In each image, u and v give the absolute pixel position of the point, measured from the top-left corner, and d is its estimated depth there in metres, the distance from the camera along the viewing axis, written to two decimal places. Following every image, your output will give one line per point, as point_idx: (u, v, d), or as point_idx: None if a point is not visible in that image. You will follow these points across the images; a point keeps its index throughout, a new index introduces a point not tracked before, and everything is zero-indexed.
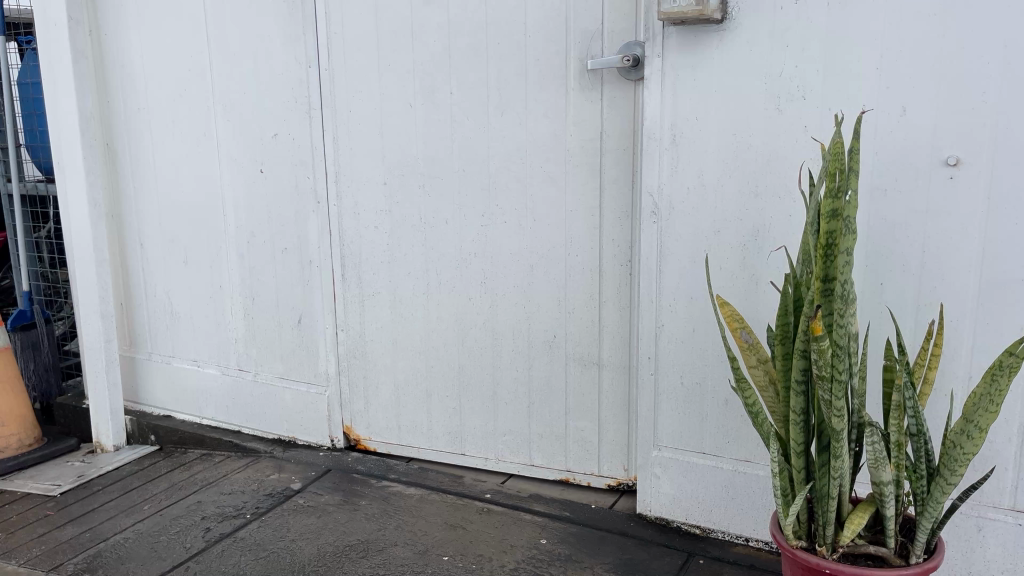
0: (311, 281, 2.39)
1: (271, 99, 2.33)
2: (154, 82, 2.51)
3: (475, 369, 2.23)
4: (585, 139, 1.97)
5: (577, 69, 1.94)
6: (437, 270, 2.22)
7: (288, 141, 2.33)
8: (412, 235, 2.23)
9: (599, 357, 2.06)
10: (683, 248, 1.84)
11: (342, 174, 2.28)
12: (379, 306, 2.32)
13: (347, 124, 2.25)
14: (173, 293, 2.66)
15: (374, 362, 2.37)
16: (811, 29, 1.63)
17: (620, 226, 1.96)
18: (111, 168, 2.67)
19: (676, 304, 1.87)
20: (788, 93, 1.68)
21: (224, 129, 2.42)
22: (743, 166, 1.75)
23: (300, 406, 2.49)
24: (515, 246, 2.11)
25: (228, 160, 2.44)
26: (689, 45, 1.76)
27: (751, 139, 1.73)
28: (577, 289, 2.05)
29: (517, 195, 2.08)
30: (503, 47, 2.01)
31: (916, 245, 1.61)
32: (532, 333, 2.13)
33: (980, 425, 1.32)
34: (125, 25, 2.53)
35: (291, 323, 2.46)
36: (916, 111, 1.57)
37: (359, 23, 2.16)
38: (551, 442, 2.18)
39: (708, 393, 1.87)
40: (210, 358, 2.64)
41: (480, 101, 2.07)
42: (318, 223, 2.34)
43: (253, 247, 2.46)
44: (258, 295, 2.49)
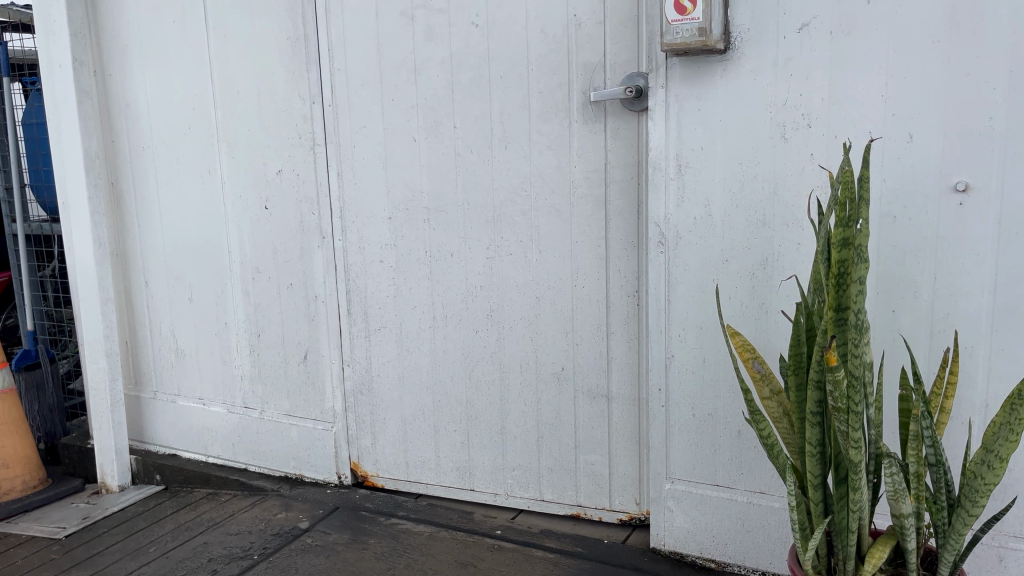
0: (316, 317, 2.38)
1: (274, 136, 2.34)
2: (158, 121, 2.52)
3: (483, 404, 2.21)
4: (589, 170, 1.97)
5: (580, 101, 1.95)
6: (443, 304, 2.21)
7: (292, 177, 2.33)
8: (417, 269, 2.22)
9: (609, 390, 2.04)
10: (692, 278, 1.83)
11: (347, 209, 2.28)
12: (385, 341, 2.30)
13: (351, 160, 2.25)
14: (178, 331, 2.64)
15: (381, 398, 2.34)
16: (815, 57, 1.63)
17: (627, 257, 1.96)
18: (115, 207, 2.67)
19: (685, 335, 1.86)
20: (794, 122, 1.67)
21: (228, 166, 2.43)
22: (750, 195, 1.74)
23: (306, 443, 2.46)
24: (521, 278, 2.10)
25: (232, 197, 2.44)
26: (692, 76, 1.76)
27: (756, 167, 1.72)
28: (585, 321, 2.04)
29: (522, 227, 2.07)
30: (506, 80, 2.02)
31: (929, 272, 1.59)
32: (540, 366, 2.12)
33: (1001, 455, 1.30)
34: (129, 66, 2.54)
35: (297, 360, 2.44)
36: (923, 137, 1.56)
37: (362, 59, 2.17)
38: (561, 476, 2.15)
39: (720, 425, 1.85)
40: (215, 395, 2.62)
41: (484, 134, 2.07)
42: (323, 259, 2.33)
43: (258, 283, 2.45)
44: (263, 332, 2.48)
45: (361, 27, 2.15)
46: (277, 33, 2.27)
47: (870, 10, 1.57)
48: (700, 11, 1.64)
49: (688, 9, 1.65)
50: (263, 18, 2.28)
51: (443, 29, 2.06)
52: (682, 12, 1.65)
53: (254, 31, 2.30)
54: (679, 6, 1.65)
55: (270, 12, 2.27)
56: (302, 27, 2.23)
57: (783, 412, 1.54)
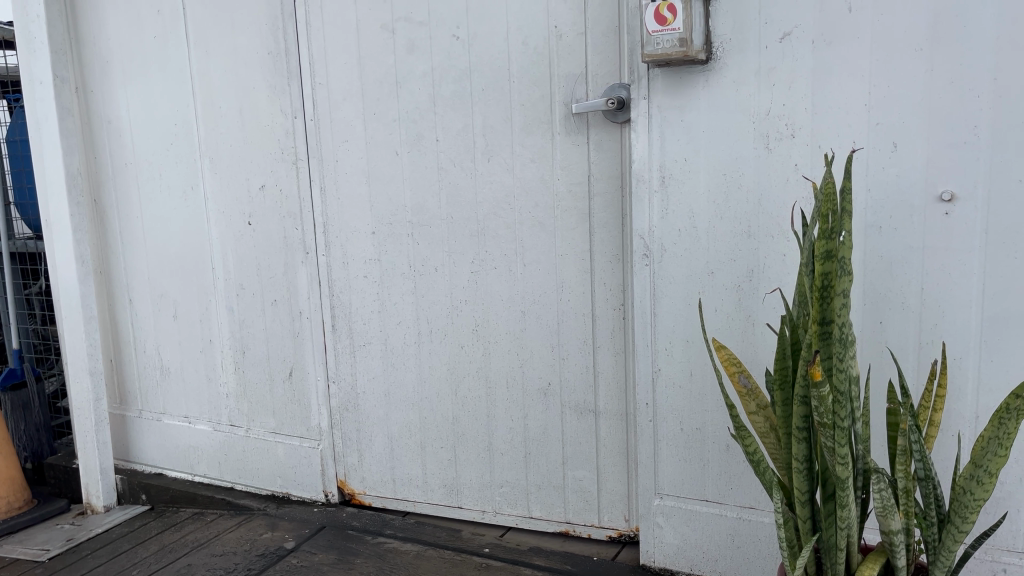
0: (301, 333, 2.35)
1: (256, 151, 2.31)
2: (141, 137, 2.50)
3: (470, 420, 2.18)
4: (573, 183, 1.95)
5: (563, 112, 1.93)
6: (428, 319, 2.18)
7: (275, 193, 2.31)
8: (401, 284, 2.20)
9: (596, 405, 2.01)
10: (677, 290, 1.80)
11: (331, 224, 2.25)
12: (370, 357, 2.28)
13: (334, 174, 2.22)
14: (163, 348, 2.61)
15: (367, 415, 2.31)
16: (797, 67, 1.61)
17: (612, 269, 1.93)
18: (98, 224, 2.64)
19: (671, 349, 1.83)
20: (777, 132, 1.65)
21: (211, 181, 2.40)
22: (734, 207, 1.72)
23: (292, 461, 2.43)
24: (507, 292, 2.07)
25: (215, 213, 2.42)
26: (674, 86, 1.74)
27: (740, 177, 1.70)
28: (571, 335, 2.01)
29: (507, 241, 2.05)
30: (488, 92, 2.00)
31: (915, 283, 1.57)
32: (526, 381, 2.09)
33: (990, 469, 1.27)
34: (111, 82, 2.52)
35: (283, 377, 2.41)
36: (907, 146, 1.54)
37: (343, 73, 2.15)
38: (550, 493, 2.12)
39: (707, 439, 1.82)
40: (201, 414, 2.59)
41: (467, 147, 2.05)
42: (307, 274, 2.30)
43: (243, 300, 2.42)
44: (248, 349, 2.45)
45: (342, 40, 2.13)
46: (258, 47, 2.25)
47: (852, 18, 1.55)
48: (680, 22, 1.62)
49: (668, 20, 1.63)
50: (244, 32, 2.27)
51: (425, 41, 2.04)
52: (662, 23, 1.63)
53: (235, 45, 2.28)
54: (659, 16, 1.63)
55: (251, 27, 2.25)
56: (283, 41, 2.21)
57: (770, 427, 1.51)
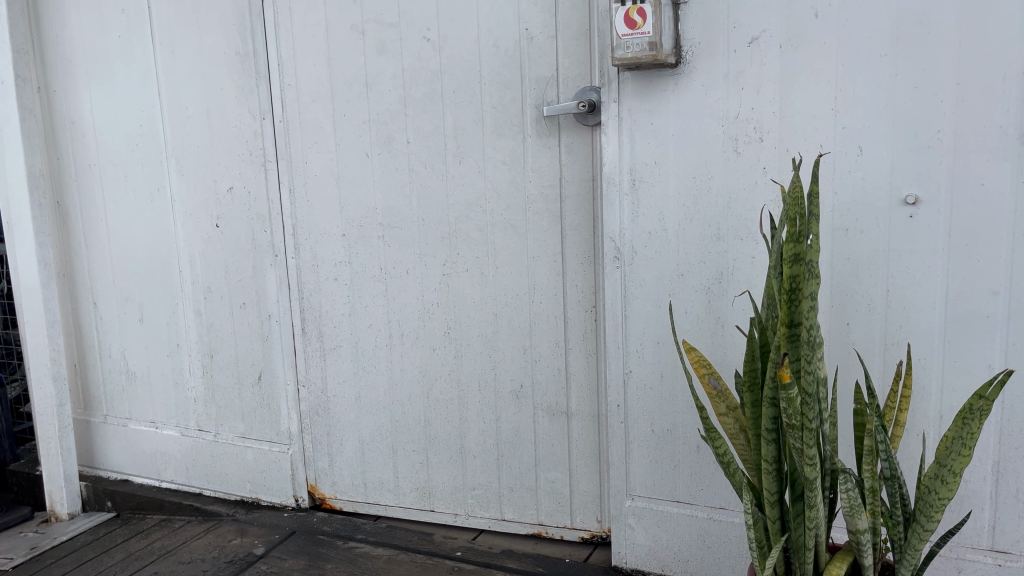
0: (270, 336, 2.33)
1: (224, 152, 2.28)
2: (106, 138, 2.45)
3: (442, 423, 2.17)
4: (544, 185, 1.95)
5: (534, 115, 1.93)
6: (399, 322, 2.17)
7: (243, 195, 2.28)
8: (372, 287, 2.18)
9: (568, 407, 2.02)
10: (648, 293, 1.82)
11: (300, 227, 2.23)
12: (340, 360, 2.26)
13: (303, 176, 2.20)
14: (128, 352, 2.57)
15: (337, 419, 2.29)
16: (765, 70, 1.63)
17: (584, 272, 1.94)
18: (61, 226, 2.59)
19: (643, 351, 1.84)
20: (746, 135, 1.67)
21: (177, 183, 2.37)
22: (704, 209, 1.73)
23: (262, 465, 2.40)
24: (478, 295, 2.07)
25: (182, 215, 2.38)
26: (644, 89, 1.75)
27: (710, 180, 1.72)
28: (543, 337, 2.02)
29: (478, 243, 2.04)
30: (459, 94, 1.99)
31: (880, 284, 1.59)
32: (498, 384, 2.09)
33: (954, 469, 1.28)
34: (74, 81, 2.47)
35: (251, 381, 2.38)
36: (873, 150, 1.56)
37: (312, 74, 2.13)
38: (522, 495, 2.12)
39: (678, 440, 1.84)
40: (168, 419, 2.55)
41: (437, 149, 2.04)
42: (276, 276, 2.28)
43: (211, 303, 2.39)
44: (216, 352, 2.42)
45: (311, 41, 2.12)
46: (226, 47, 2.22)
47: (818, 24, 1.57)
48: (650, 25, 1.63)
49: (638, 23, 1.64)
50: (210, 32, 2.24)
51: (395, 43, 2.03)
52: (632, 26, 1.64)
53: (202, 45, 2.25)
54: (629, 20, 1.64)
55: (218, 26, 2.22)
56: (251, 41, 2.18)
57: (740, 428, 1.53)
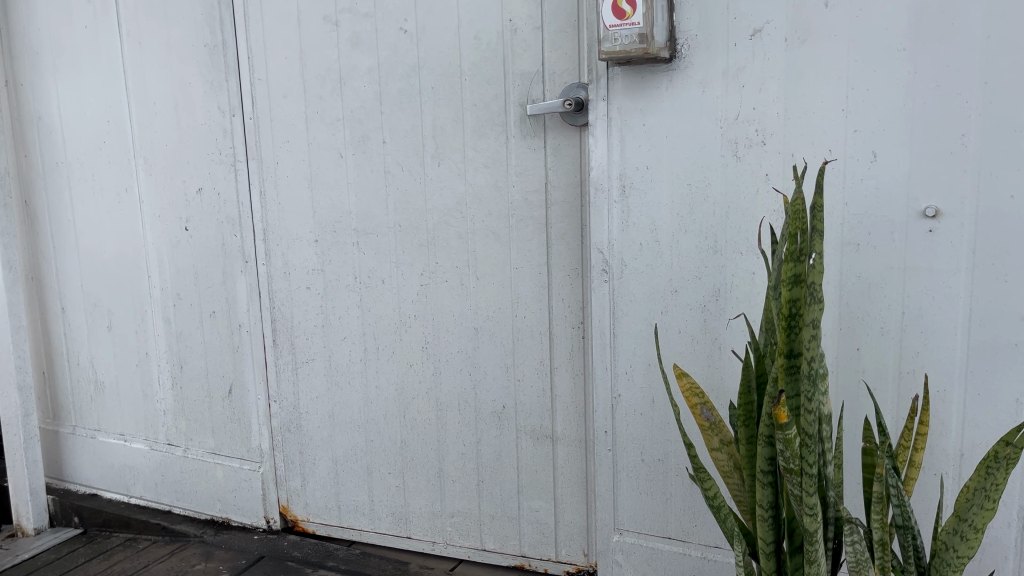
0: (240, 348, 2.19)
1: (193, 151, 2.15)
2: (73, 134, 2.32)
3: (419, 445, 2.02)
4: (529, 191, 1.80)
5: (518, 114, 1.77)
6: (374, 335, 2.02)
7: (212, 196, 2.14)
8: (346, 297, 2.03)
9: (553, 430, 1.87)
10: (638, 310, 1.66)
11: (271, 231, 2.09)
12: (313, 375, 2.11)
13: (274, 178, 2.06)
14: (97, 360, 2.44)
15: (310, 437, 2.15)
16: (768, 67, 1.46)
17: (570, 285, 1.79)
18: (29, 227, 2.47)
19: (633, 373, 1.69)
20: (746, 138, 1.51)
21: (146, 183, 2.23)
22: (700, 220, 1.57)
23: (232, 484, 2.26)
24: (458, 308, 1.92)
25: (151, 217, 2.25)
26: (635, 86, 1.58)
27: (706, 189, 1.56)
28: (527, 355, 1.87)
29: (458, 251, 1.89)
30: (438, 91, 1.84)
31: (894, 306, 1.43)
32: (479, 405, 1.94)
33: (975, 524, 1.09)
34: (41, 74, 2.34)
35: (221, 395, 2.25)
36: (888, 156, 1.39)
37: (284, 68, 1.99)
38: (503, 524, 1.97)
39: (670, 471, 1.68)
40: (137, 432, 2.42)
41: (415, 150, 1.89)
42: (246, 284, 2.14)
43: (180, 311, 2.26)
44: (186, 363, 2.28)
45: (282, 33, 1.97)
46: (194, 39, 2.08)
47: (828, 14, 1.40)
48: (640, 15, 1.46)
49: (627, 13, 1.47)
50: (178, 22, 2.10)
51: (370, 35, 1.88)
52: (620, 16, 1.47)
53: (169, 37, 2.11)
54: (618, 9, 1.47)
55: (186, 16, 2.08)
56: (220, 32, 2.04)
57: (734, 466, 1.37)
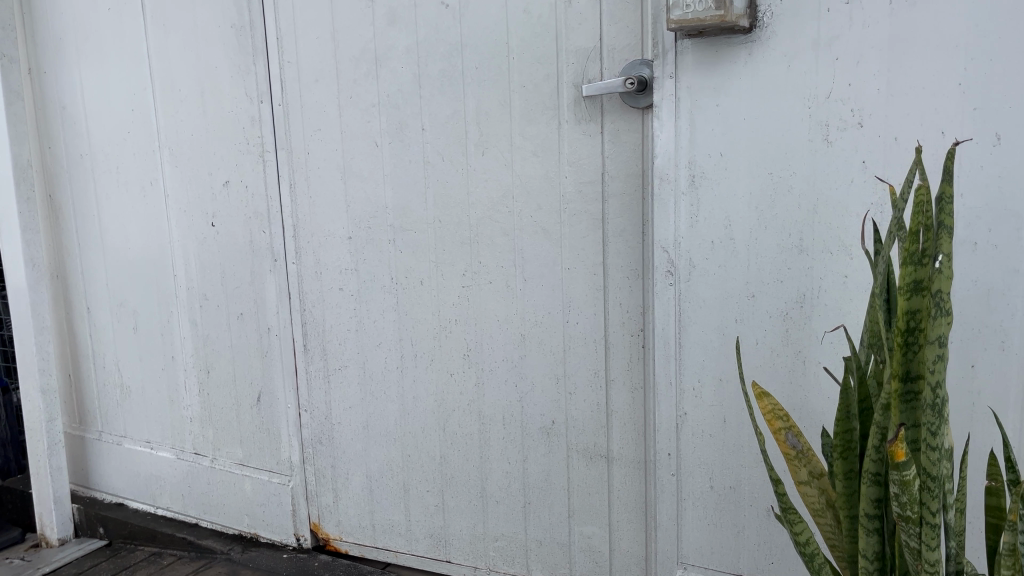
0: (269, 352, 2.04)
1: (220, 141, 2.00)
2: (97, 125, 2.20)
3: (460, 462, 1.85)
4: (583, 182, 1.61)
5: (572, 96, 1.58)
6: (412, 341, 1.85)
7: (240, 190, 1.99)
8: (382, 300, 1.87)
9: (608, 450, 1.68)
10: (709, 317, 1.46)
11: (301, 227, 1.93)
12: (346, 383, 1.95)
13: (305, 170, 1.90)
14: (123, 363, 2.31)
15: (343, 450, 1.99)
16: (868, 35, 1.25)
17: (630, 288, 1.60)
18: (54, 223, 2.35)
19: (701, 389, 1.49)
20: (840, 119, 1.29)
21: (172, 176, 2.09)
22: (783, 214, 1.37)
23: (261, 498, 2.12)
24: (502, 312, 1.74)
25: (176, 211, 2.11)
26: (707, 60, 1.38)
27: (790, 179, 1.35)
28: (580, 367, 1.68)
29: (503, 250, 1.71)
30: (482, 71, 1.66)
31: (1020, 316, 1.20)
32: (526, 420, 1.76)
33: None
34: (65, 62, 2.22)
35: (250, 402, 2.10)
36: (1016, 139, 1.17)
37: (315, 50, 1.82)
38: (552, 552, 1.78)
39: (743, 502, 1.49)
40: (164, 439, 2.29)
41: (456, 137, 1.71)
42: (276, 284, 1.98)
43: (207, 312, 2.11)
44: (213, 368, 2.14)
45: (313, 12, 1.81)
46: (220, 19, 1.93)
47: None
48: None
49: None
50: (205, 3, 1.95)
51: (408, 11, 1.71)
52: None
53: (195, 19, 1.97)
54: None
55: None
56: (248, 13, 1.89)
57: (827, 503, 1.16)
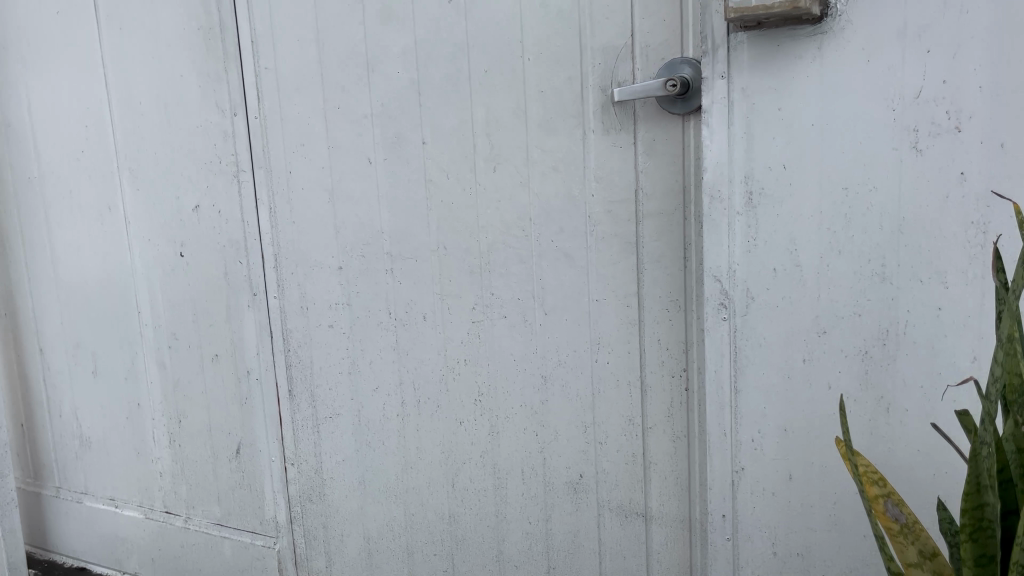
0: (250, 398, 1.80)
1: (188, 160, 1.76)
2: (46, 143, 1.94)
3: (472, 522, 1.62)
4: (614, 201, 1.39)
5: (599, 101, 1.37)
6: (414, 384, 1.62)
7: (212, 216, 1.75)
8: (378, 338, 1.63)
9: (647, 507, 1.46)
10: (771, 357, 1.24)
11: (284, 256, 1.70)
12: (338, 432, 1.71)
13: (286, 191, 1.66)
14: (82, 412, 2.05)
15: (336, 508, 1.75)
16: (967, 23, 1.05)
17: (670, 322, 1.38)
18: (2, 254, 2.09)
19: (762, 442, 1.27)
20: (932, 123, 1.09)
21: (133, 200, 1.84)
22: (860, 236, 1.16)
23: (243, 562, 1.87)
24: (519, 351, 1.51)
25: (139, 240, 1.86)
26: (768, 56, 1.17)
27: (870, 194, 1.14)
28: (612, 413, 1.46)
29: (519, 279, 1.49)
30: (492, 76, 1.44)
31: None
32: (549, 473, 1.53)
33: None
34: (8, 73, 1.97)
35: (228, 455, 1.85)
36: None
37: (296, 54, 1.59)
38: None
39: (814, 571, 1.28)
40: (131, 496, 2.03)
41: (463, 151, 1.49)
42: (257, 321, 1.75)
43: (177, 353, 1.87)
44: (186, 416, 1.89)
45: (293, 10, 1.58)
46: (186, 21, 1.70)
47: None
48: None
49: None
50: (167, 3, 1.71)
51: (404, 7, 1.48)
52: None
53: (157, 22, 1.73)
54: None
55: None
56: (218, 13, 1.65)
57: None
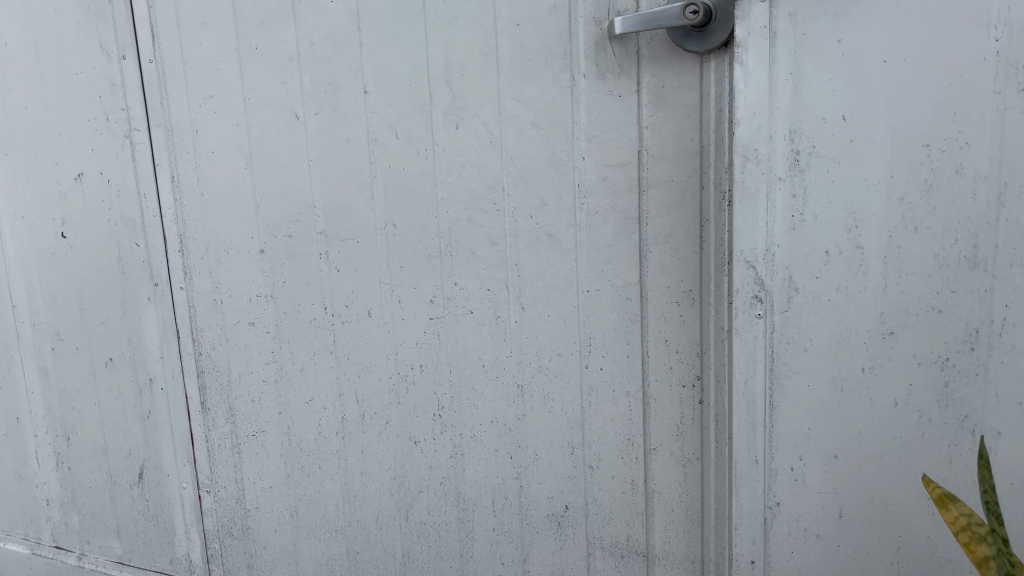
0: (155, 412, 1.47)
1: (67, 117, 1.40)
2: None
3: (431, 563, 1.32)
4: (610, 165, 1.10)
5: (591, 38, 1.07)
6: (357, 395, 1.31)
7: (101, 187, 1.41)
8: (312, 339, 1.32)
9: (648, 547, 1.18)
10: (819, 364, 0.97)
11: (191, 237, 1.36)
12: (263, 454, 1.39)
13: (191, 155, 1.32)
14: None
15: (261, 545, 1.43)
16: None
17: (682, 319, 1.10)
18: None
19: (804, 472, 1.00)
20: None
21: (5, 167, 1.49)
22: (945, 209, 0.88)
23: None
24: (489, 354, 1.22)
25: (14, 216, 1.51)
26: None
27: (961, 152, 0.86)
28: (606, 431, 1.17)
29: (489, 265, 1.19)
30: (453, 6, 1.13)
31: None
32: (526, 505, 1.24)
33: None
34: None
35: (128, 480, 1.52)
36: None
37: None
38: None
39: None
40: (12, 528, 1.68)
41: (415, 104, 1.17)
42: (161, 317, 1.42)
43: (63, 356, 1.52)
44: (76, 433, 1.55)
45: None
46: None
47: None
48: None
49: None
50: None
51: None
52: None
53: None
54: None
55: None
56: None
57: None
